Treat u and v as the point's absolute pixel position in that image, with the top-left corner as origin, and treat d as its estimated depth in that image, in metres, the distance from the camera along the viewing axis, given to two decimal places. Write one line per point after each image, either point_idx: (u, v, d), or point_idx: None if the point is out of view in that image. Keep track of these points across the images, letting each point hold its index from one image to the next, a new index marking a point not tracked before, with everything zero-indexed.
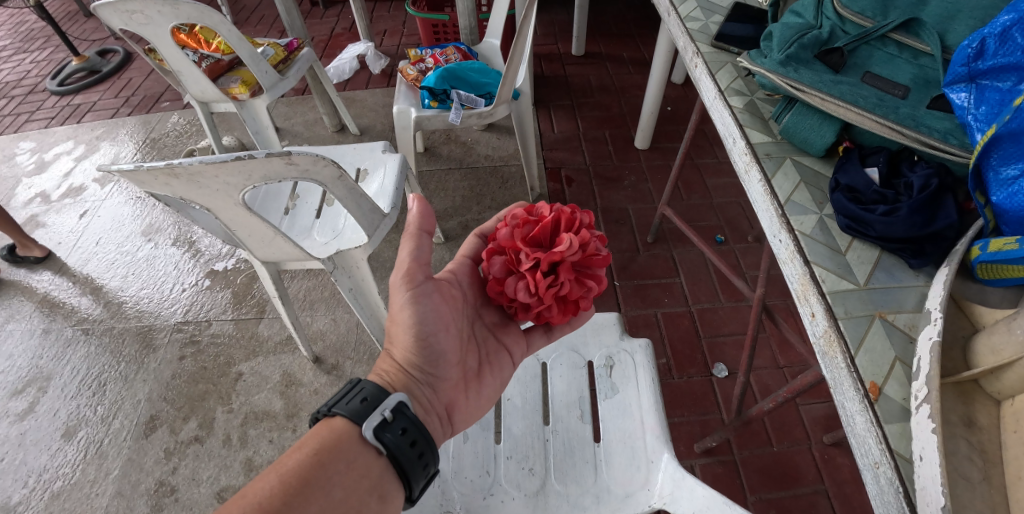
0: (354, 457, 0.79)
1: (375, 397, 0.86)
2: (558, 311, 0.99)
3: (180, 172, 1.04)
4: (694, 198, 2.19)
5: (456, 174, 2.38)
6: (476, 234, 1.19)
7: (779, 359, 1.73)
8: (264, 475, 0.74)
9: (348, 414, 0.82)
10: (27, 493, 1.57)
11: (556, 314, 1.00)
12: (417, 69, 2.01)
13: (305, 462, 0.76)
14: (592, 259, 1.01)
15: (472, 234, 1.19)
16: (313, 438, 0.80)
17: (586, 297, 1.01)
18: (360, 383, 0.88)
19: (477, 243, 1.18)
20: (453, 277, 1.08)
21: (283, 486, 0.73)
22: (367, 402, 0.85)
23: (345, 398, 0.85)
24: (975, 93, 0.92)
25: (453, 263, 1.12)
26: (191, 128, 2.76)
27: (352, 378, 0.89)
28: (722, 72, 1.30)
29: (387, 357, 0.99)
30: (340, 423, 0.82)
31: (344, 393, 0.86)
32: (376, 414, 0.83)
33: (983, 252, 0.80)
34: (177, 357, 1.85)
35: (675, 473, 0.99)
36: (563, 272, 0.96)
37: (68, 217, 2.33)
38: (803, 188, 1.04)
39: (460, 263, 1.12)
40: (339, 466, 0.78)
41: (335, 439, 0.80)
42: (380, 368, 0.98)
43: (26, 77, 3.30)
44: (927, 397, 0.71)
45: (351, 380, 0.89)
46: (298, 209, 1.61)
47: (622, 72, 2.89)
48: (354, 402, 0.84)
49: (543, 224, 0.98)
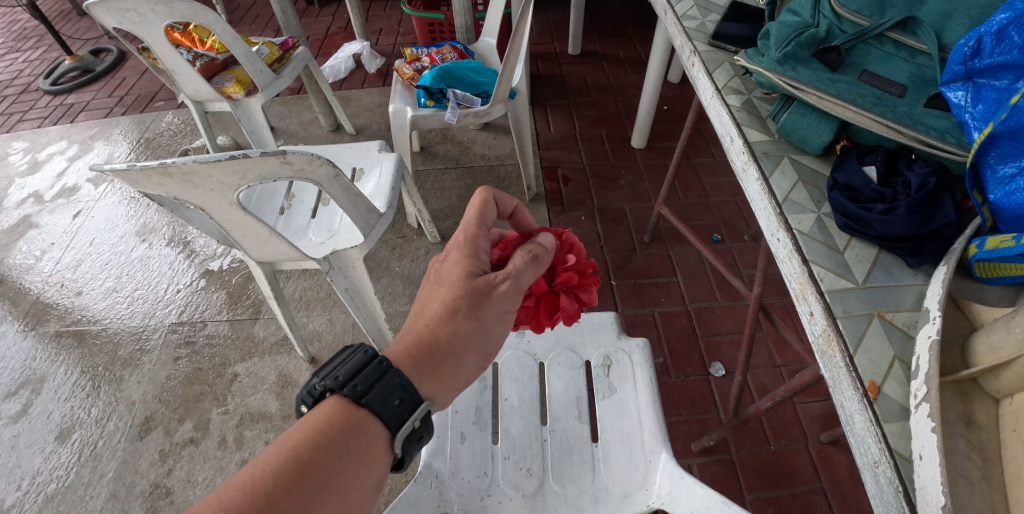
0: (374, 462, 0.70)
1: (410, 398, 0.75)
2: (535, 292, 0.92)
3: (174, 172, 1.02)
4: (691, 197, 2.19)
5: (453, 174, 2.37)
6: (489, 189, 0.93)
7: (777, 358, 1.73)
8: (271, 455, 0.65)
9: (380, 411, 0.72)
10: (21, 496, 1.55)
11: (535, 293, 0.92)
12: (413, 68, 2.00)
13: (321, 453, 0.67)
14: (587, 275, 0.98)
15: (485, 189, 0.92)
16: (332, 424, 0.70)
17: (569, 299, 0.92)
18: (392, 369, 0.76)
19: (494, 209, 0.94)
20: (468, 247, 0.88)
21: (292, 478, 0.64)
22: (401, 403, 0.74)
23: (376, 384, 0.73)
24: (972, 92, 0.92)
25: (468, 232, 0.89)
26: (185, 128, 2.74)
27: (383, 359, 0.76)
28: (719, 70, 1.30)
29: (409, 341, 0.82)
30: (368, 415, 0.72)
31: (374, 379, 0.74)
32: (408, 423, 0.74)
33: (981, 250, 0.80)
34: (172, 358, 1.83)
35: (673, 473, 0.99)
36: (556, 257, 0.96)
37: (62, 218, 2.31)
38: (801, 187, 1.04)
39: (476, 230, 0.89)
40: (359, 469, 0.69)
41: (361, 434, 0.71)
42: (401, 349, 0.81)
43: (19, 77, 3.26)
44: (926, 396, 0.71)
45: (369, 354, 0.75)
46: (293, 209, 1.59)
47: (618, 71, 2.89)
48: (387, 397, 0.74)
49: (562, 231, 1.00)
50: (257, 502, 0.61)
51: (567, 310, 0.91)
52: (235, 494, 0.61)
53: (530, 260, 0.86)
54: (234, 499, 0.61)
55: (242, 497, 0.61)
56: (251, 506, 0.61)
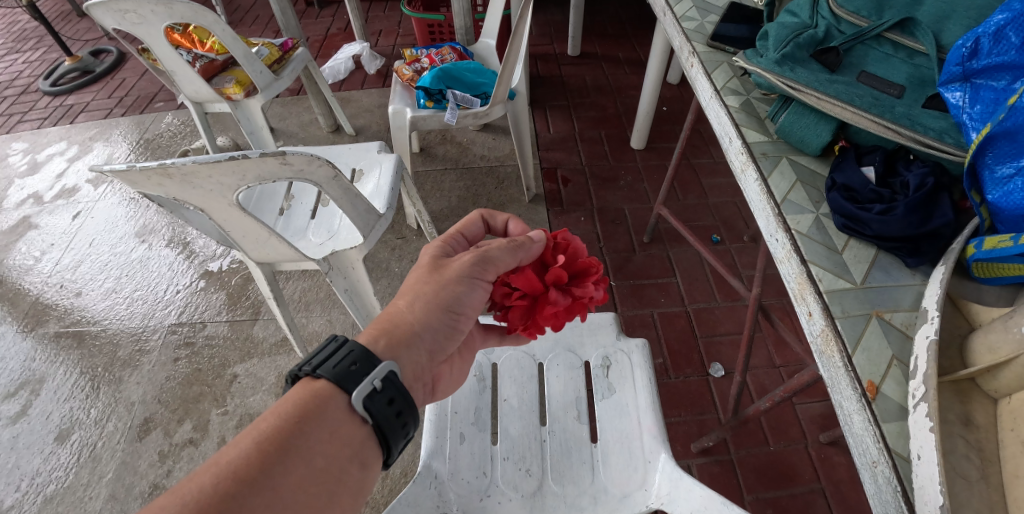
0: (340, 427, 0.70)
1: (365, 361, 0.75)
2: (525, 292, 0.94)
3: (173, 172, 1.03)
4: (690, 198, 2.20)
5: (452, 174, 2.37)
6: (482, 211, 1.07)
7: (776, 358, 1.73)
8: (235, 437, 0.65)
9: (336, 376, 0.72)
10: (20, 497, 1.55)
11: (525, 289, 0.94)
12: (412, 69, 2.00)
13: (285, 426, 0.67)
14: (587, 274, 1.00)
15: (478, 211, 1.06)
16: (294, 400, 0.70)
17: (559, 294, 0.94)
18: (346, 341, 0.76)
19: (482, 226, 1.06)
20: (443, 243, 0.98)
21: (259, 453, 0.64)
22: (356, 366, 0.74)
23: (331, 356, 0.74)
24: (970, 93, 0.92)
25: (453, 233, 1.00)
26: (185, 129, 2.74)
27: (336, 336, 0.77)
28: (718, 71, 1.30)
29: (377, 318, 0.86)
30: (326, 384, 0.72)
31: (329, 353, 0.74)
32: (365, 382, 0.72)
33: (979, 250, 0.80)
34: (171, 359, 1.83)
35: (672, 473, 0.99)
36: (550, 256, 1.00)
37: (61, 219, 2.31)
38: (800, 188, 1.04)
39: (456, 232, 1.01)
40: (326, 436, 0.69)
41: (323, 402, 0.70)
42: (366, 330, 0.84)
43: (18, 78, 3.26)
44: (924, 396, 0.71)
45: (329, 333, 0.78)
46: (292, 209, 1.59)
47: (618, 72, 2.89)
48: (342, 363, 0.73)
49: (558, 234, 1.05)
50: (226, 481, 0.61)
51: (557, 304, 0.93)
52: (203, 473, 0.61)
53: (509, 244, 0.92)
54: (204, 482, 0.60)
55: (211, 479, 0.61)
56: (221, 486, 0.60)
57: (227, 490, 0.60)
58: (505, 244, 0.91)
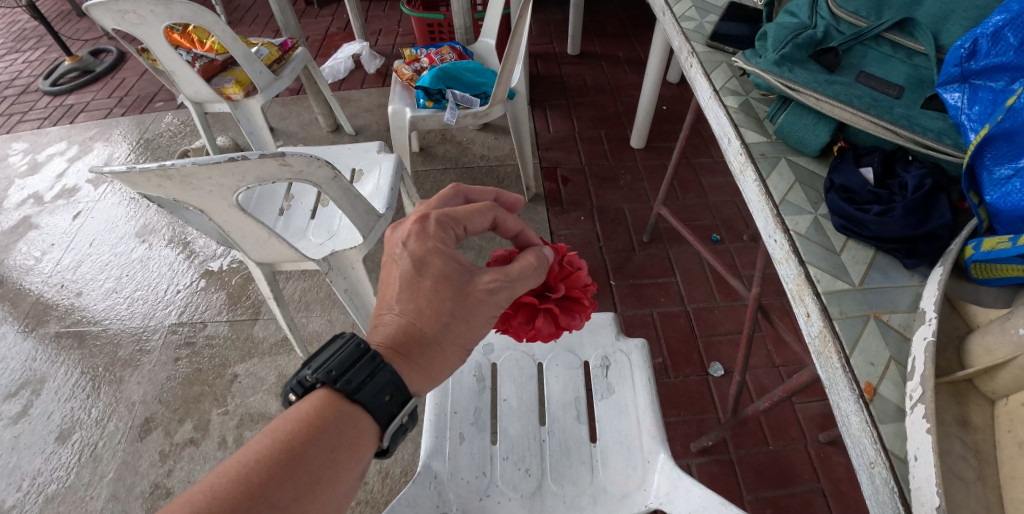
0: (360, 451, 0.70)
1: (400, 394, 0.75)
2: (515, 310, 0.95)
3: (173, 173, 1.03)
4: (690, 198, 2.20)
5: (452, 174, 2.38)
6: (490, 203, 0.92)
7: (776, 358, 1.74)
8: (261, 444, 0.64)
9: (371, 405, 0.72)
10: (21, 497, 1.56)
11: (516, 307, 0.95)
12: (411, 69, 2.00)
13: (311, 442, 0.66)
14: (578, 304, 0.98)
15: (489, 205, 0.91)
16: (324, 417, 0.69)
17: (546, 323, 0.94)
18: (384, 363, 0.75)
19: (488, 220, 0.91)
20: (441, 232, 0.85)
21: (277, 469, 0.63)
22: (391, 398, 0.74)
23: (368, 380, 0.72)
24: (968, 93, 0.92)
25: (449, 219, 0.86)
26: (185, 128, 2.74)
27: (372, 351, 0.75)
28: (717, 72, 1.30)
29: (389, 330, 0.80)
30: (356, 408, 0.72)
31: (363, 371, 0.73)
32: (396, 418, 0.74)
33: (977, 252, 0.80)
34: (172, 359, 1.84)
35: (671, 473, 0.99)
36: (554, 281, 0.97)
37: (62, 219, 2.31)
38: (798, 189, 1.04)
39: (454, 221, 0.87)
40: (345, 458, 0.68)
41: (351, 426, 0.70)
42: (383, 339, 0.80)
43: (18, 78, 3.27)
44: (921, 397, 0.71)
45: (363, 348, 0.74)
46: (292, 210, 1.60)
47: (617, 72, 2.89)
48: (379, 391, 0.73)
49: (568, 255, 1.01)
50: (243, 492, 0.60)
51: (541, 330, 0.93)
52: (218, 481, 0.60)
53: (536, 266, 0.86)
54: (225, 486, 0.60)
55: (232, 484, 0.60)
56: (241, 495, 0.60)
57: (246, 499, 0.60)
58: (528, 269, 0.85)
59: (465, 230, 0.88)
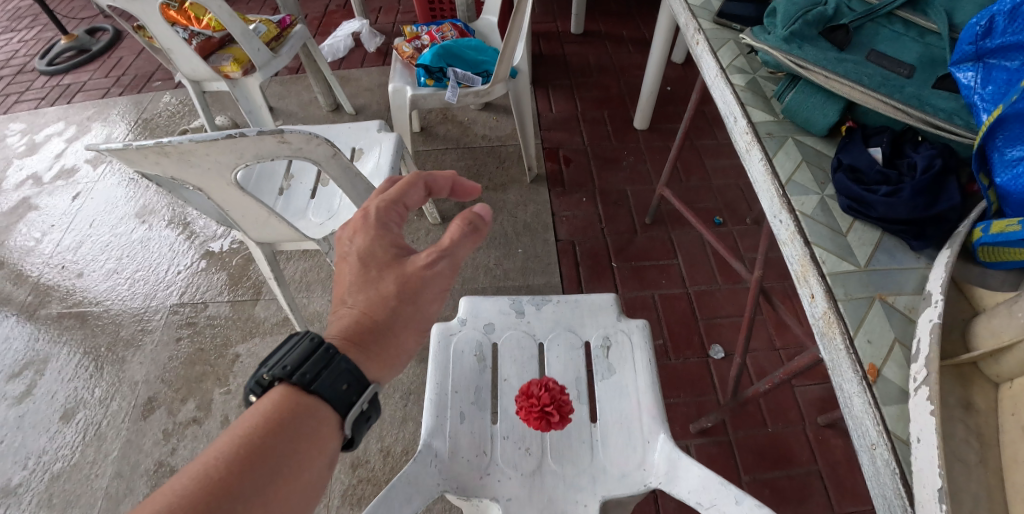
0: (323, 443, 0.69)
1: (357, 382, 0.73)
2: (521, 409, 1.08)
3: (171, 150, 1.01)
4: (693, 180, 2.17)
5: (453, 154, 2.35)
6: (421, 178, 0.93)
7: (776, 341, 1.74)
8: (223, 443, 0.63)
9: (328, 396, 0.70)
10: (27, 475, 1.57)
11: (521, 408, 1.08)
12: (412, 47, 1.96)
13: (273, 438, 0.65)
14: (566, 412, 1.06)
15: (420, 179, 0.93)
16: (284, 411, 0.68)
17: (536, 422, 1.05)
18: (339, 354, 0.73)
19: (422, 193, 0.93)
20: (379, 219, 0.86)
21: (241, 467, 0.62)
22: (349, 387, 0.72)
23: (323, 371, 0.71)
24: (982, 73, 0.90)
25: (385, 206, 0.88)
26: (184, 108, 2.71)
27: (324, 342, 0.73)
28: (724, 49, 1.27)
29: (344, 324, 0.79)
30: (316, 400, 0.70)
31: (318, 362, 0.71)
32: (354, 405, 0.72)
33: (985, 234, 0.79)
34: (174, 339, 1.84)
35: (671, 453, 0.99)
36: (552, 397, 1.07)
37: (61, 200, 2.30)
38: (805, 169, 1.02)
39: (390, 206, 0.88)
40: (309, 451, 0.67)
41: (312, 419, 0.69)
42: (337, 333, 0.78)
43: (15, 57, 3.22)
44: (926, 379, 0.70)
45: (317, 342, 0.72)
46: (292, 189, 1.58)
47: (621, 52, 2.84)
48: (335, 381, 0.71)
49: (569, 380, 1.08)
50: (206, 492, 0.59)
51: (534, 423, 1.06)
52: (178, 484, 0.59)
53: (467, 227, 0.85)
54: (188, 488, 0.58)
55: (193, 486, 0.59)
56: (203, 496, 0.58)
57: (211, 500, 0.58)
58: (459, 232, 0.84)
59: (402, 211, 0.90)
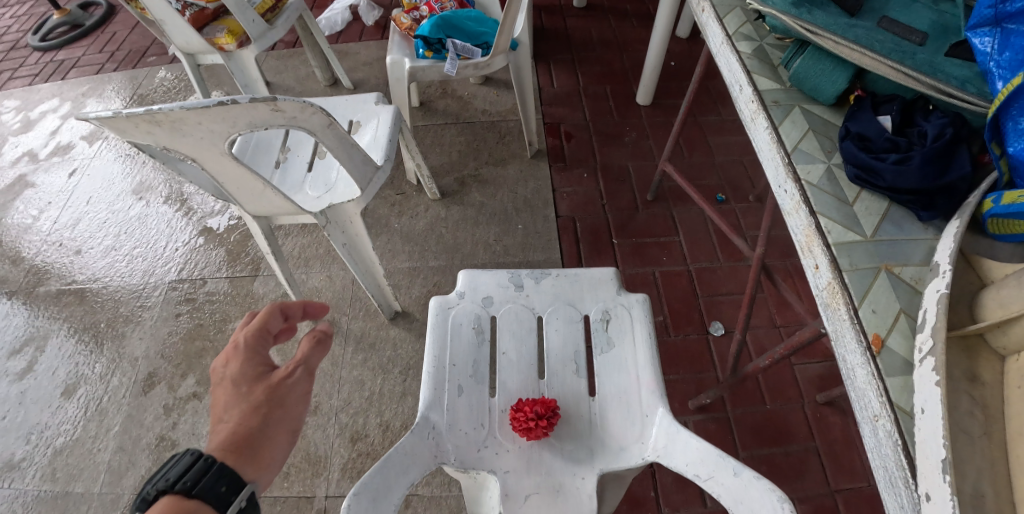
0: None
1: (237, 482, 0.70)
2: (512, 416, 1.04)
3: (162, 118, 0.99)
4: (695, 157, 2.14)
5: (453, 130, 2.32)
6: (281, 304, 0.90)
7: (777, 318, 1.73)
8: None
9: (207, 498, 0.67)
10: (30, 450, 1.58)
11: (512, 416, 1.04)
12: (410, 18, 1.91)
13: None
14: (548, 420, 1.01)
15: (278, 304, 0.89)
16: None
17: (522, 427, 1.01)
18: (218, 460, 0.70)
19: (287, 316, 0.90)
20: (240, 349, 0.83)
21: None
22: (229, 488, 0.69)
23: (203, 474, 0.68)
24: (1000, 38, 0.87)
25: (245, 336, 0.85)
26: (179, 83, 2.67)
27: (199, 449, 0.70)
28: (730, 16, 1.24)
29: (221, 437, 0.75)
30: (198, 503, 0.66)
31: (195, 468, 0.68)
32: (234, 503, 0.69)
33: (996, 205, 0.77)
34: (173, 314, 1.84)
35: (669, 427, 0.99)
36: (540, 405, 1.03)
37: (58, 177, 2.28)
38: (812, 137, 1.00)
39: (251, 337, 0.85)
40: None
41: None
42: (216, 445, 0.74)
43: (7, 32, 3.16)
44: (932, 349, 0.69)
45: (196, 452, 0.69)
46: (289, 162, 1.55)
47: (624, 25, 2.77)
48: (216, 482, 0.68)
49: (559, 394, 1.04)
50: None
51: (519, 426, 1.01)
52: None
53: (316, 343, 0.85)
54: None
55: None
56: None
57: None
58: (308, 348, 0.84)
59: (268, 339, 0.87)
